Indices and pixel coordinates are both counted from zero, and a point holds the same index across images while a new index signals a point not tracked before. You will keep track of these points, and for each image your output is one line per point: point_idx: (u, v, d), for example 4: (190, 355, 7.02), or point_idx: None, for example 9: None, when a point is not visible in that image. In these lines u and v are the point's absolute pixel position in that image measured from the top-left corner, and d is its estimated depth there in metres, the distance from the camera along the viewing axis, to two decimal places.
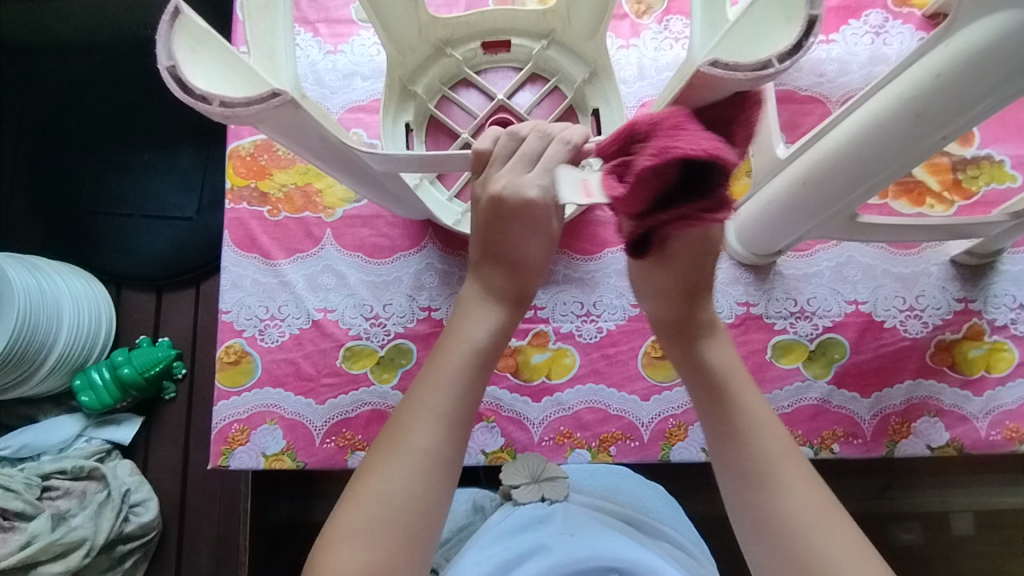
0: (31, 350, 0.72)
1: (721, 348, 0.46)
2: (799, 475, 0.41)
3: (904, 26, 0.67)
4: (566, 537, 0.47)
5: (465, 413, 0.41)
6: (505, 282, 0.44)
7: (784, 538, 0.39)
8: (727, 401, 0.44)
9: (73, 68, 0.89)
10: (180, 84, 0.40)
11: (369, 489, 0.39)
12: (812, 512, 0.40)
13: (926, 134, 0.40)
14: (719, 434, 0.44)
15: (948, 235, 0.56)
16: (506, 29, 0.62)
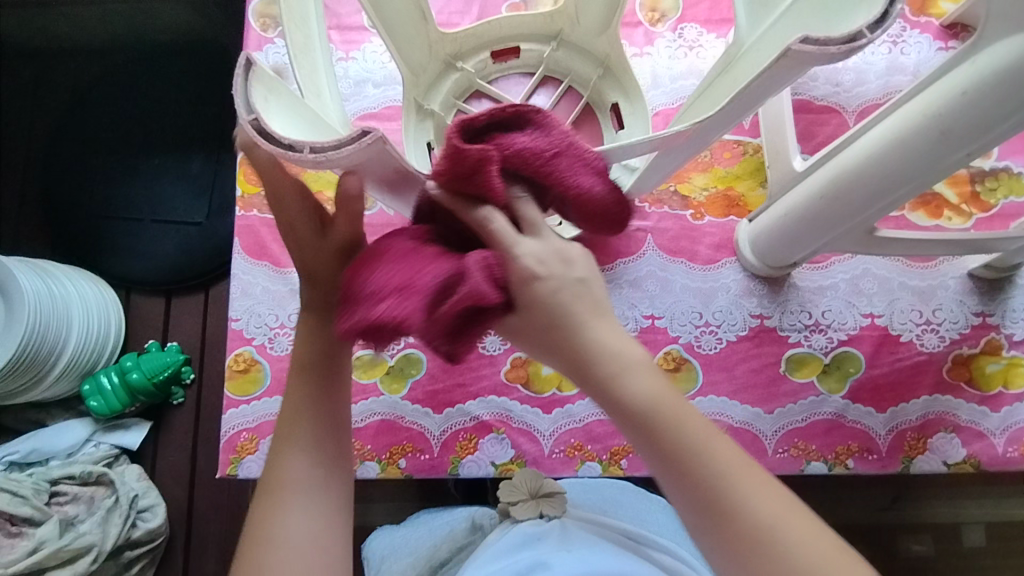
0: (42, 354, 0.72)
1: (639, 376, 0.34)
2: (748, 481, 0.32)
3: (922, 35, 0.66)
4: (564, 554, 0.47)
5: (317, 425, 0.41)
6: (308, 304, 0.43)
7: (760, 548, 0.32)
8: (649, 433, 0.34)
9: (85, 72, 0.89)
10: (263, 137, 0.34)
11: (259, 527, 0.38)
12: (785, 521, 0.32)
13: (950, 151, 0.40)
14: (668, 474, 0.34)
15: (966, 249, 0.55)
16: (513, 36, 0.61)
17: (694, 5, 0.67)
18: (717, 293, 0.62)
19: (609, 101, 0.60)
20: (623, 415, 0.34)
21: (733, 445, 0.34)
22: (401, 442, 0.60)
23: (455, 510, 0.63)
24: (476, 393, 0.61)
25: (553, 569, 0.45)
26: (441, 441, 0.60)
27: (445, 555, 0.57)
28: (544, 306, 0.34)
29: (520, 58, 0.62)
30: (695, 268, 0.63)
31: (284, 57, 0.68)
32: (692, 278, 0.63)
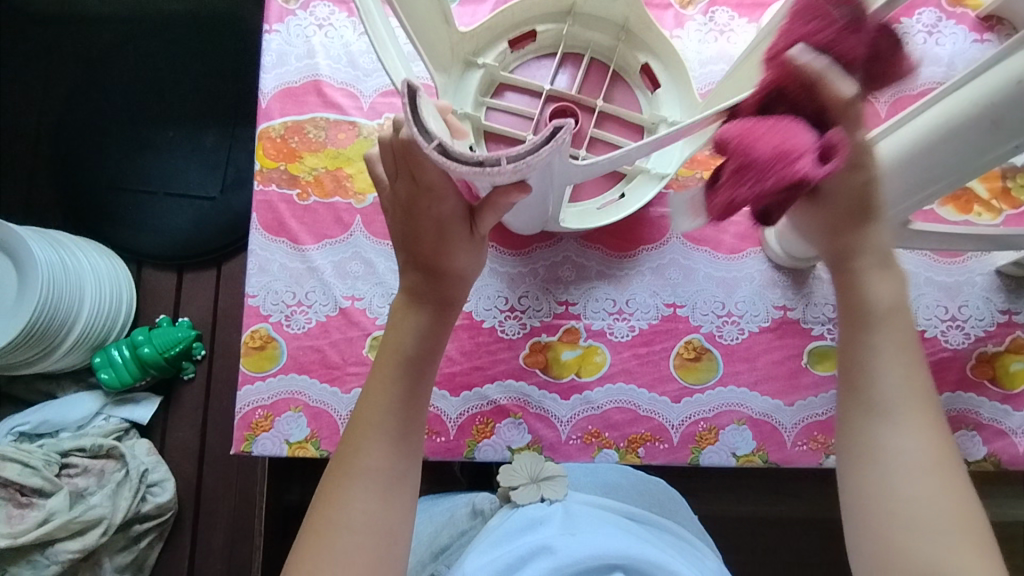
0: (54, 326, 0.71)
1: (886, 283, 0.44)
2: (921, 427, 0.41)
3: (957, 26, 0.65)
4: (567, 537, 0.46)
5: (409, 426, 0.43)
6: (425, 288, 0.45)
7: (890, 468, 0.41)
8: (871, 331, 0.44)
9: (100, 40, 0.87)
10: (450, 158, 0.33)
11: (327, 521, 0.41)
12: (929, 464, 0.41)
13: (999, 143, 0.39)
14: (847, 363, 0.45)
15: (997, 245, 0.54)
16: (526, 20, 0.59)
17: None
18: (741, 283, 0.62)
19: (637, 65, 0.59)
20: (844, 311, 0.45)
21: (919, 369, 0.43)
22: None
23: (454, 498, 0.62)
24: (493, 376, 0.60)
25: (555, 552, 0.45)
26: (457, 424, 0.59)
27: (445, 541, 0.57)
28: (851, 188, 0.41)
29: (536, 43, 0.60)
30: (720, 258, 0.62)
31: (306, 30, 0.66)
32: (715, 267, 0.62)
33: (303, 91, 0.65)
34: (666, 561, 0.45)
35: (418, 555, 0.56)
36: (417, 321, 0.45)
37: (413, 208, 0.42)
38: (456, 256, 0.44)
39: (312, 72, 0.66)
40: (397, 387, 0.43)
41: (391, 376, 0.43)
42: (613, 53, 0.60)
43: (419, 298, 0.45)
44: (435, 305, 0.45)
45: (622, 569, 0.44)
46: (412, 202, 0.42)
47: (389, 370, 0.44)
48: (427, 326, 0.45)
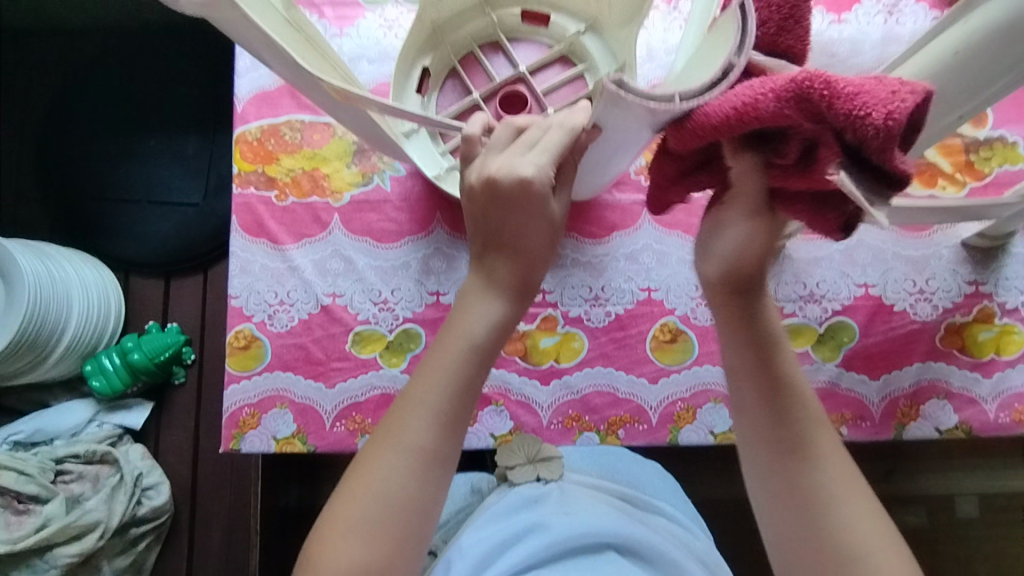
0: (43, 336, 0.72)
1: (791, 362, 0.43)
2: (835, 454, 0.41)
3: (917, 5, 0.66)
4: (561, 515, 0.47)
5: (461, 413, 0.42)
6: (512, 271, 0.43)
7: (804, 494, 0.40)
8: (773, 368, 0.42)
9: (77, 53, 0.88)
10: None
11: (365, 484, 0.40)
12: (843, 490, 0.40)
13: (941, 115, 0.40)
14: (761, 395, 0.42)
15: (960, 216, 0.56)
16: (416, 57, 0.60)
17: None
18: None
19: (516, 22, 0.62)
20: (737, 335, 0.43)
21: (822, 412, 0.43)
22: None
23: (455, 476, 0.63)
24: None
25: (551, 528, 0.46)
26: None
27: (443, 517, 0.58)
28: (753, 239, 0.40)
29: (433, 73, 0.62)
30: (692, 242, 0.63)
31: None
32: (687, 251, 0.63)
33: (277, 94, 0.67)
34: (657, 543, 0.46)
35: None
36: (475, 317, 0.42)
37: (495, 190, 0.41)
38: (530, 231, 0.42)
39: None
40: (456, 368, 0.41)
41: (452, 361, 0.42)
42: (494, 27, 0.62)
43: (491, 284, 0.43)
44: (512, 295, 0.43)
45: (614, 547, 0.44)
46: (494, 178, 0.41)
47: (450, 351, 0.42)
48: (500, 314, 0.43)
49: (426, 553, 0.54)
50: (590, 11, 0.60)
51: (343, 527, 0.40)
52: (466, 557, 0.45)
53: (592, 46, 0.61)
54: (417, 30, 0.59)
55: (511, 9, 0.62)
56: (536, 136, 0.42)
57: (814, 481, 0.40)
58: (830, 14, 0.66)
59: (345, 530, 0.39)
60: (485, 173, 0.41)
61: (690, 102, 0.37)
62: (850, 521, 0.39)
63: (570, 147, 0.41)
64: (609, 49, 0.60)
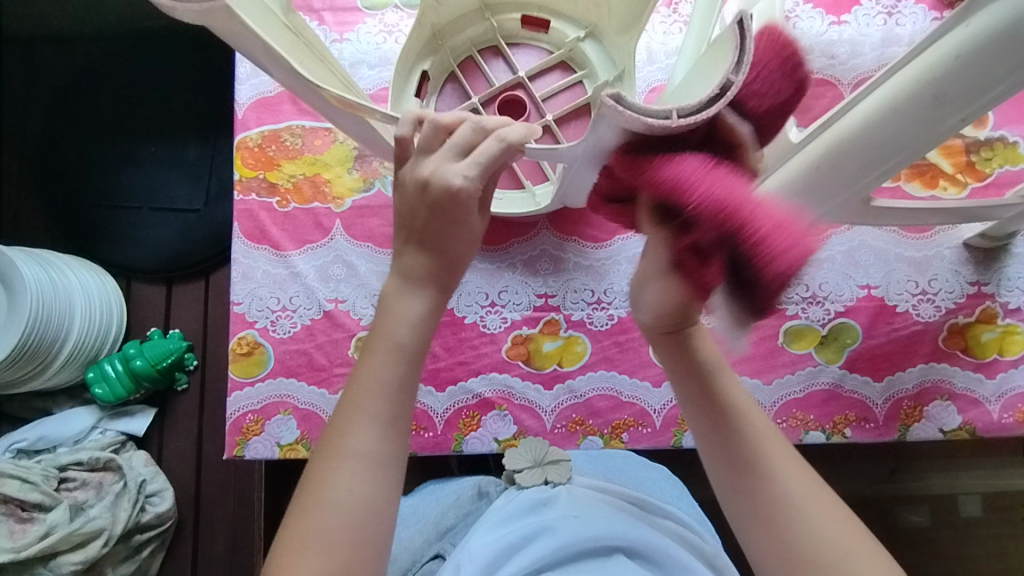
0: (45, 343, 0.72)
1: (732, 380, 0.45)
2: (786, 458, 0.42)
3: (917, 6, 0.66)
4: (569, 519, 0.47)
5: (400, 414, 0.41)
6: (428, 269, 0.42)
7: (768, 506, 0.40)
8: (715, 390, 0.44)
9: (77, 60, 0.88)
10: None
11: (317, 500, 0.39)
12: (805, 493, 0.40)
13: (944, 117, 0.40)
14: (711, 419, 0.43)
15: (962, 217, 0.56)
16: (415, 62, 0.59)
17: None
18: None
19: (516, 26, 0.62)
20: (683, 374, 0.45)
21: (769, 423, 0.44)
22: None
23: (459, 480, 0.63)
24: (477, 370, 0.62)
25: (559, 531, 0.46)
26: (445, 419, 0.61)
27: (451, 522, 0.58)
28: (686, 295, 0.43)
29: (432, 78, 0.61)
30: None
31: None
32: None
33: (278, 100, 0.67)
34: (667, 546, 0.45)
35: (424, 536, 0.57)
36: (404, 312, 0.42)
37: (427, 193, 0.40)
38: (454, 234, 0.42)
39: None
40: (391, 366, 0.41)
41: (382, 360, 0.41)
42: (494, 32, 0.62)
43: (413, 281, 0.42)
44: (437, 287, 0.43)
45: (624, 551, 0.44)
46: (426, 182, 0.40)
47: (378, 351, 0.41)
48: (424, 310, 0.42)
49: (435, 557, 0.54)
50: (590, 17, 0.60)
51: (302, 540, 0.38)
52: (475, 561, 0.44)
53: (590, 53, 0.61)
54: (417, 34, 0.58)
55: (511, 13, 0.62)
56: (466, 139, 0.40)
57: (778, 491, 0.40)
58: (829, 16, 0.66)
59: (303, 543, 0.38)
60: (416, 175, 0.40)
61: (685, 119, 0.38)
62: (816, 526, 0.39)
63: (502, 157, 0.40)
64: (608, 57, 0.60)
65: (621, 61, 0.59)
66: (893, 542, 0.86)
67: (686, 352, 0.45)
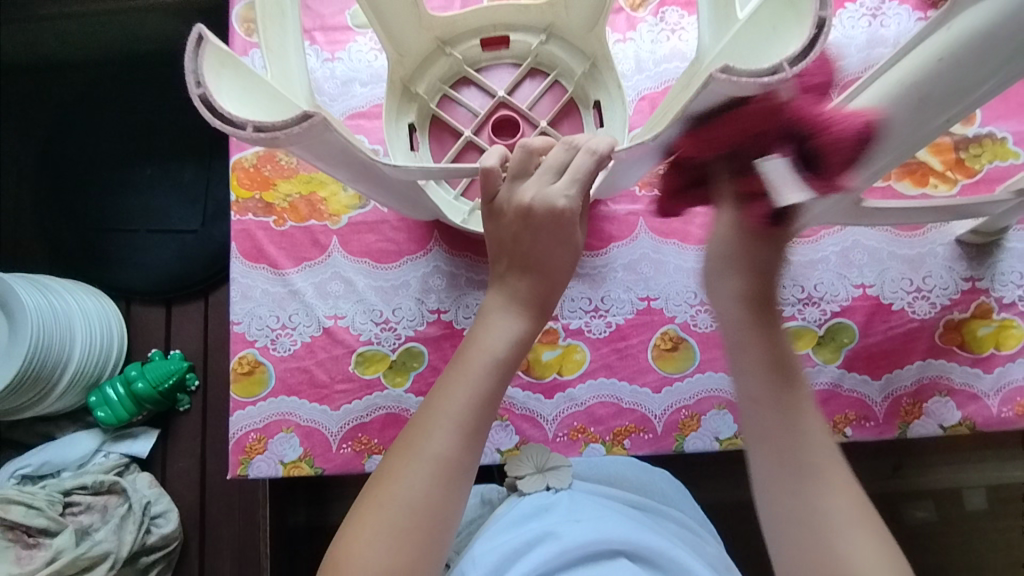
0: (48, 368, 0.73)
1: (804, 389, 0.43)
2: (841, 479, 0.40)
3: (901, 7, 0.67)
4: (571, 524, 0.47)
5: (480, 427, 0.43)
6: (530, 292, 0.45)
7: (807, 511, 0.39)
8: (790, 387, 0.42)
9: (71, 86, 0.89)
10: (206, 109, 0.37)
11: (389, 494, 0.40)
12: (852, 518, 0.39)
13: (929, 118, 0.41)
14: (777, 410, 0.42)
15: (954, 215, 0.56)
16: (397, 114, 0.61)
17: None
18: None
19: (477, 50, 0.63)
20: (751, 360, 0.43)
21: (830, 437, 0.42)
22: None
23: None
24: None
25: (562, 536, 0.46)
26: None
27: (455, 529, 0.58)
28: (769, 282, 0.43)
29: (419, 127, 0.62)
30: (689, 249, 0.64)
31: None
32: (685, 259, 0.64)
33: None
34: (668, 549, 0.46)
35: None
36: (489, 330, 0.44)
37: (531, 217, 0.44)
38: (554, 253, 0.45)
39: None
40: (472, 379, 0.43)
41: (475, 378, 0.43)
42: (460, 63, 0.62)
43: (514, 302, 0.45)
44: (534, 312, 0.45)
45: (625, 554, 0.44)
46: (530, 208, 0.44)
47: (473, 367, 0.43)
48: (521, 332, 0.45)
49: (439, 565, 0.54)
50: (547, 18, 0.61)
51: (368, 529, 0.40)
52: (481, 567, 0.45)
53: (558, 50, 0.62)
54: (391, 89, 0.60)
55: (469, 41, 0.62)
56: (562, 160, 0.45)
57: (823, 507, 0.39)
58: None
59: (369, 532, 0.39)
60: (518, 201, 0.44)
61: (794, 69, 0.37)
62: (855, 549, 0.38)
63: (596, 169, 0.44)
64: (575, 47, 0.61)
65: (590, 47, 0.60)
66: (898, 538, 0.86)
67: (765, 335, 0.43)
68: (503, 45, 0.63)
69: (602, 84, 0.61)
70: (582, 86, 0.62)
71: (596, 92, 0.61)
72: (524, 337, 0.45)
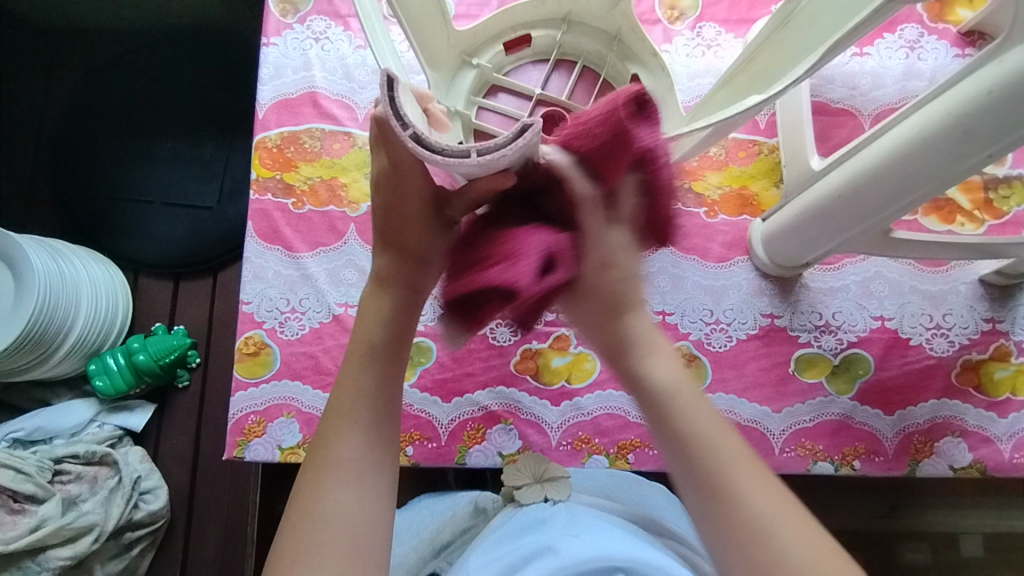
0: (50, 332, 0.72)
1: (698, 405, 0.39)
2: (759, 484, 0.37)
3: (939, 42, 0.66)
4: (570, 539, 0.44)
5: (392, 367, 0.43)
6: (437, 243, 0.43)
7: (748, 533, 0.36)
8: (676, 410, 0.39)
9: (99, 52, 0.89)
10: (422, 146, 0.35)
11: (324, 463, 0.40)
12: (784, 527, 0.36)
13: (971, 152, 0.41)
14: (663, 433, 0.39)
15: (978, 254, 0.56)
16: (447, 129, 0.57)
17: (713, 5, 0.68)
18: (728, 291, 0.62)
19: (499, 52, 0.62)
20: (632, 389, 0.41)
21: (738, 446, 0.39)
22: (409, 429, 0.60)
23: (458, 495, 0.62)
24: (484, 382, 0.61)
25: (558, 552, 0.43)
26: (449, 430, 0.60)
27: (447, 538, 0.57)
28: (609, 290, 0.40)
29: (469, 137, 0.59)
30: (709, 266, 0.63)
31: (302, 44, 0.68)
32: (704, 275, 0.63)
33: (299, 102, 0.67)
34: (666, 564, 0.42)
35: (419, 551, 0.56)
36: (387, 263, 0.43)
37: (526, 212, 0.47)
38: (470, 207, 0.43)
39: (309, 84, 0.67)
40: (388, 303, 0.43)
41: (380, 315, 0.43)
42: (487, 71, 0.61)
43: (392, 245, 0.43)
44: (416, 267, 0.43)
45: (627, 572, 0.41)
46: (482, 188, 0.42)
47: (376, 300, 0.43)
48: (404, 300, 0.44)
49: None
50: (565, 7, 0.61)
51: (333, 460, 0.40)
52: None
53: (580, 36, 0.62)
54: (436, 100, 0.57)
55: (492, 49, 0.62)
56: None
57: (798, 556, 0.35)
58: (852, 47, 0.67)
59: (335, 463, 0.40)
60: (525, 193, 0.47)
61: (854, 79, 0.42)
62: (799, 564, 0.35)
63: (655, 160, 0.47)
64: (597, 29, 0.62)
65: (611, 25, 0.61)
66: None
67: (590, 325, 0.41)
68: (524, 45, 0.62)
69: (637, 59, 0.60)
70: (616, 67, 0.61)
71: (634, 67, 0.60)
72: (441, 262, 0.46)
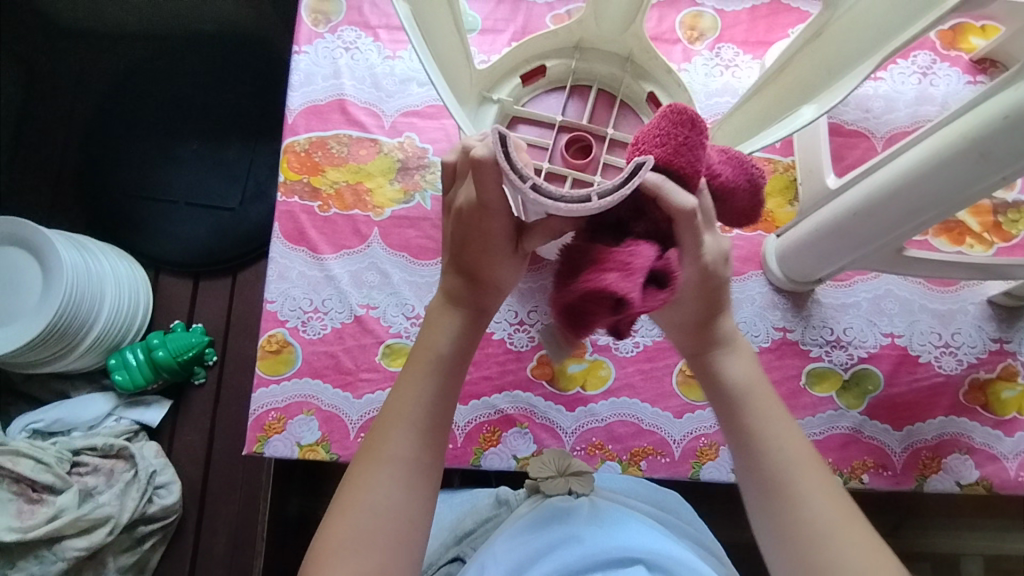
0: (74, 326, 0.73)
1: (768, 415, 0.43)
2: (821, 487, 0.41)
3: (951, 69, 0.68)
4: (596, 528, 0.46)
5: (447, 379, 0.44)
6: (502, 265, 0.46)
7: (797, 534, 0.40)
8: (742, 412, 0.43)
9: (130, 55, 0.91)
10: (544, 195, 0.36)
11: (376, 454, 0.42)
12: (836, 528, 0.39)
13: (985, 174, 0.42)
14: (732, 437, 0.44)
15: (988, 274, 0.57)
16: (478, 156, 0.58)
17: (731, 27, 0.70)
18: (742, 304, 0.63)
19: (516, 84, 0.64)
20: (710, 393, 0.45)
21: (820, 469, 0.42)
22: None
23: (477, 491, 0.63)
24: (500, 386, 0.62)
25: (583, 541, 0.44)
26: (465, 432, 0.61)
27: (470, 525, 0.57)
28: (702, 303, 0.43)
29: None
30: None
31: (333, 53, 0.70)
32: None
33: (328, 109, 0.69)
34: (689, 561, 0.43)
35: (440, 539, 0.57)
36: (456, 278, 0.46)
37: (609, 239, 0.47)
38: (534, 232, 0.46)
39: (338, 91, 0.69)
40: (458, 319, 0.46)
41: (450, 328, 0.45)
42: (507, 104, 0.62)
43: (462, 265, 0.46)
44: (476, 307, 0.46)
45: (647, 562, 0.42)
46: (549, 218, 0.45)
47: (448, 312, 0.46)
48: (463, 324, 0.46)
49: (453, 560, 0.54)
50: (576, 34, 0.63)
51: (385, 455, 0.41)
52: (500, 564, 0.44)
53: (597, 55, 0.64)
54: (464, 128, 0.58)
55: (510, 81, 0.64)
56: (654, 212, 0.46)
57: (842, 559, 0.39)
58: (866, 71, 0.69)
59: (387, 459, 0.41)
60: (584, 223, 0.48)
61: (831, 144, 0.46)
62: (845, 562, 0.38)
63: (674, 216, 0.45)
64: (609, 53, 0.64)
65: (622, 46, 0.63)
66: None
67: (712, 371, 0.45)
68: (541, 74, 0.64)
69: (651, 77, 0.63)
70: (631, 86, 0.63)
71: (649, 84, 0.63)
72: (507, 284, 0.47)
